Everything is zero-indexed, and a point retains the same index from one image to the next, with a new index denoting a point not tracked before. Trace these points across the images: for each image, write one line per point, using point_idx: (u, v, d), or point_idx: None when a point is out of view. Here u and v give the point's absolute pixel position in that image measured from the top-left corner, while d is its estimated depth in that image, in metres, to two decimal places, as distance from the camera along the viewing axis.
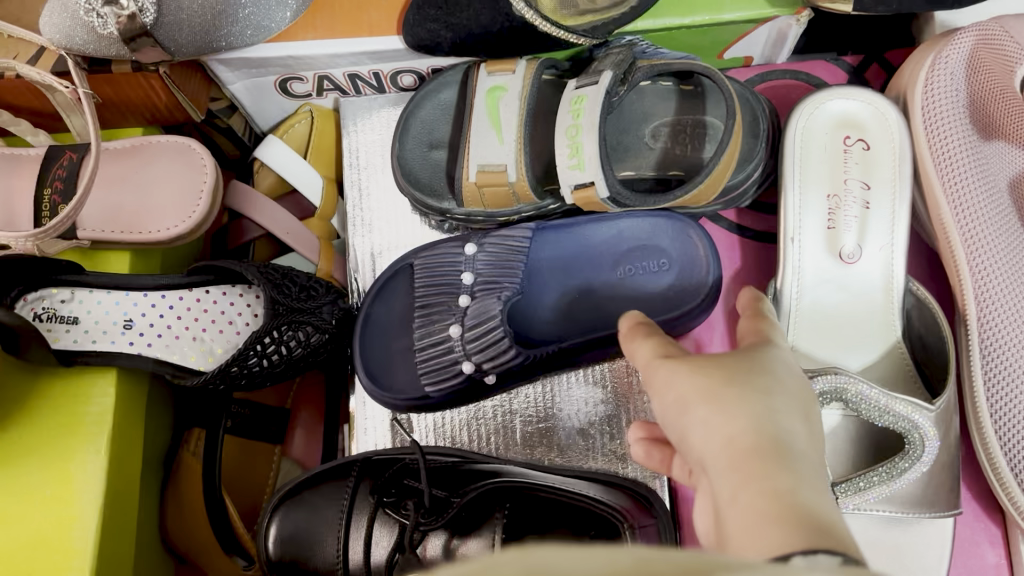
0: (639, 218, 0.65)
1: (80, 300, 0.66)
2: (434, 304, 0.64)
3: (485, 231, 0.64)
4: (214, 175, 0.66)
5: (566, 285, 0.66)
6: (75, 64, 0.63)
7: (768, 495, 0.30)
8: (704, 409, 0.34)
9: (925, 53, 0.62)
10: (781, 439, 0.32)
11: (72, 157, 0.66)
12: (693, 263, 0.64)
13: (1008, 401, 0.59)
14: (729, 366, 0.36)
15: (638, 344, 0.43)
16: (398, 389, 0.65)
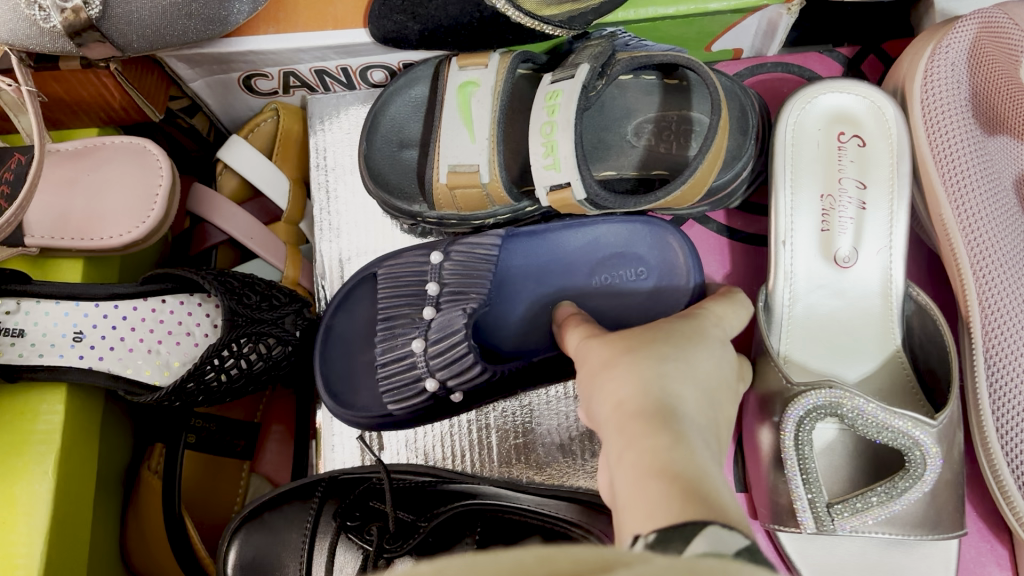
0: (617, 223, 0.61)
1: (26, 310, 0.61)
2: (396, 316, 0.61)
3: (452, 239, 0.61)
4: (170, 177, 0.63)
5: (537, 296, 0.62)
6: (18, 60, 0.59)
7: (649, 443, 0.31)
8: (606, 376, 0.36)
9: (926, 43, 0.58)
10: (667, 397, 0.34)
11: (20, 160, 0.62)
12: (674, 268, 0.60)
13: (1015, 411, 0.54)
14: (636, 337, 0.38)
15: (605, 347, 0.39)
16: (361, 406, 0.62)
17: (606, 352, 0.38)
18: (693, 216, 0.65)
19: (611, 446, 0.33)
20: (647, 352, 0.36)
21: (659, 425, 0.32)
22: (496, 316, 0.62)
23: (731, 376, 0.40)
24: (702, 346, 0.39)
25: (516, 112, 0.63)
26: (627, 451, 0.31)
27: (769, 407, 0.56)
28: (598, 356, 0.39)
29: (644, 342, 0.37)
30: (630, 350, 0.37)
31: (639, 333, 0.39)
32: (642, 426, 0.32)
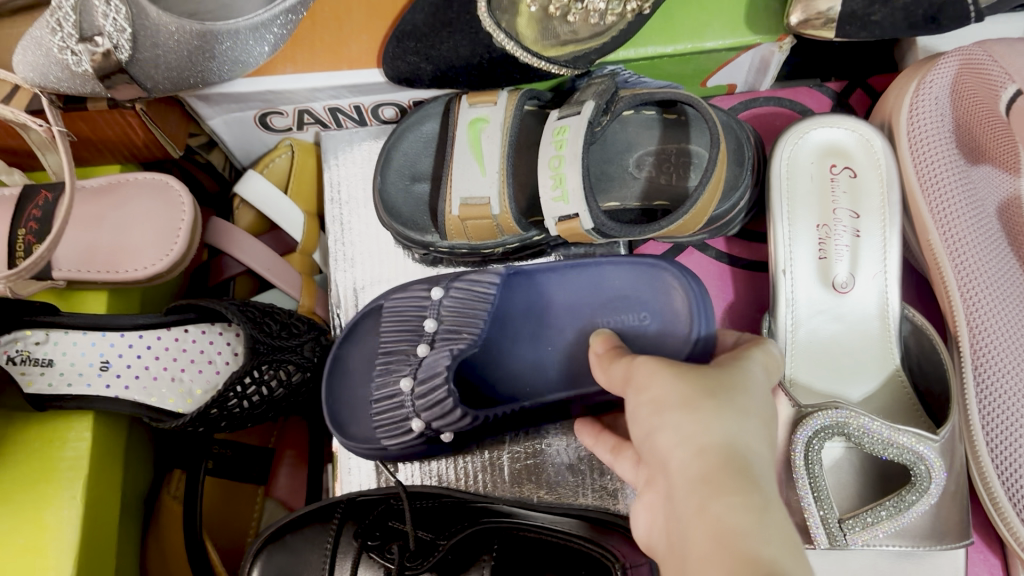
0: (623, 267, 0.62)
1: (55, 341, 0.64)
2: (394, 351, 0.63)
3: (454, 276, 0.63)
4: (191, 213, 0.65)
5: (535, 338, 0.64)
6: (49, 102, 0.62)
7: (738, 505, 0.30)
8: (679, 415, 0.35)
9: (911, 79, 0.61)
10: (746, 456, 0.33)
11: (47, 197, 0.65)
12: (677, 311, 0.59)
13: (1004, 426, 0.57)
14: (707, 378, 0.38)
15: (651, 397, 0.37)
16: (360, 437, 0.63)
17: (658, 399, 0.37)
18: (693, 244, 0.68)
19: (684, 493, 0.32)
20: (735, 403, 0.36)
21: (749, 489, 0.31)
22: (498, 352, 0.64)
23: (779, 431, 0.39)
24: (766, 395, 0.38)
25: (524, 148, 0.66)
26: (710, 508, 0.31)
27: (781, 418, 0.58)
28: (645, 398, 0.38)
29: (709, 388, 0.36)
30: (706, 396, 0.36)
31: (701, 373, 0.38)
32: (730, 486, 0.31)
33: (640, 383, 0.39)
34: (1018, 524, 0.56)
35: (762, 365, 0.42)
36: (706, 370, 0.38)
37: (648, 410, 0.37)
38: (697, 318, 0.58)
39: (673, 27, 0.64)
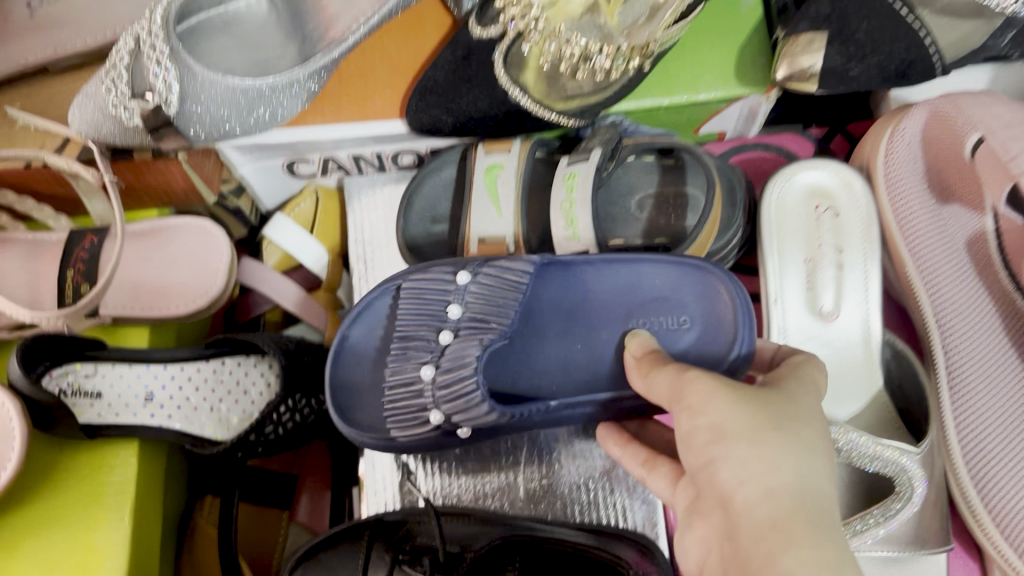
0: (664, 266, 0.61)
1: (103, 374, 0.68)
2: (412, 337, 0.62)
3: (483, 261, 0.62)
4: (230, 256, 0.70)
5: (565, 331, 0.63)
6: (99, 152, 0.67)
7: (809, 554, 0.33)
8: (742, 448, 0.37)
9: (884, 128, 0.69)
10: (810, 497, 0.36)
11: (92, 240, 0.71)
12: (722, 318, 0.59)
13: (976, 436, 0.62)
14: (768, 405, 0.40)
15: (707, 423, 0.39)
16: (366, 426, 0.62)
17: (715, 426, 0.39)
18: None
19: (748, 536, 0.35)
20: (795, 438, 0.38)
21: (819, 539, 0.34)
22: (524, 349, 0.64)
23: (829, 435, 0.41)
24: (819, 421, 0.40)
25: None
26: (782, 555, 0.33)
27: None
28: (699, 424, 0.39)
29: (768, 420, 0.38)
30: (766, 431, 0.38)
31: (757, 399, 0.40)
32: (801, 536, 0.34)
33: (695, 403, 0.40)
34: (992, 526, 0.60)
35: (811, 384, 0.44)
36: (763, 396, 0.40)
37: (707, 439, 0.39)
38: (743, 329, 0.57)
39: (670, 81, 0.71)
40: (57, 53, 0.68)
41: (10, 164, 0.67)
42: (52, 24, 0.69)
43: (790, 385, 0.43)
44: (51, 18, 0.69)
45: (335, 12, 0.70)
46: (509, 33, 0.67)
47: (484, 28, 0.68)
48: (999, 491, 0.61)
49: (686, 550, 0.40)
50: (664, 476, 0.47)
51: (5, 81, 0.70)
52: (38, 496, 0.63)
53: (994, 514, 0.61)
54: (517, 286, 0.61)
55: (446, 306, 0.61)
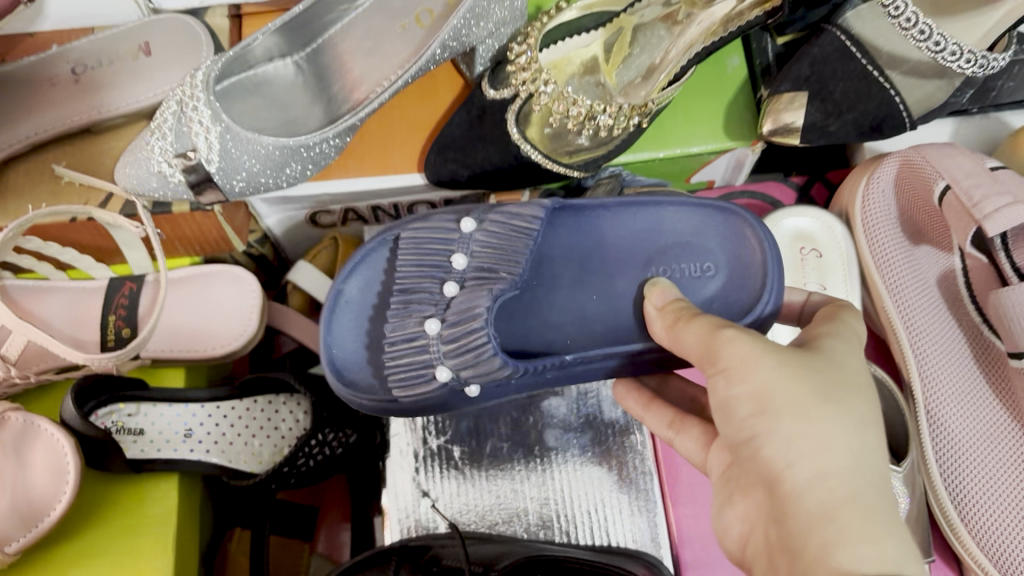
0: (686, 211, 0.65)
1: (145, 413, 0.74)
2: (416, 289, 0.64)
3: (490, 209, 0.65)
4: (261, 306, 0.77)
5: (579, 281, 0.67)
6: (143, 207, 0.72)
7: (871, 541, 0.35)
8: (789, 423, 0.39)
9: (860, 177, 0.76)
10: (863, 479, 0.38)
11: (131, 287, 0.78)
12: (749, 264, 0.63)
13: (949, 444, 0.69)
14: (818, 376, 0.41)
15: (748, 394, 0.41)
16: (365, 389, 0.66)
17: (757, 397, 0.40)
18: None
19: (803, 523, 0.36)
20: (846, 414, 0.40)
21: (879, 526, 0.36)
22: (534, 301, 0.67)
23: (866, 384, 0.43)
24: (865, 392, 0.42)
25: None
26: (850, 546, 0.35)
27: None
28: (739, 395, 0.41)
29: (814, 396, 0.40)
30: (816, 406, 0.39)
31: (802, 368, 0.41)
32: (862, 523, 0.35)
33: (733, 373, 0.41)
34: (969, 539, 0.66)
35: (849, 343, 0.45)
36: (807, 360, 0.42)
37: (749, 412, 0.40)
38: (771, 273, 0.61)
39: (664, 136, 0.77)
40: (102, 114, 0.76)
41: (58, 218, 0.71)
42: (99, 90, 0.77)
43: (829, 345, 0.44)
44: (95, 83, 0.77)
45: (359, 76, 0.79)
46: (520, 95, 0.73)
47: (497, 91, 0.74)
48: (972, 495, 0.67)
49: (726, 525, 0.42)
50: (695, 437, 0.52)
51: (51, 140, 0.76)
52: (86, 531, 0.67)
53: (972, 529, 0.66)
54: (524, 231, 0.64)
55: (450, 256, 0.64)
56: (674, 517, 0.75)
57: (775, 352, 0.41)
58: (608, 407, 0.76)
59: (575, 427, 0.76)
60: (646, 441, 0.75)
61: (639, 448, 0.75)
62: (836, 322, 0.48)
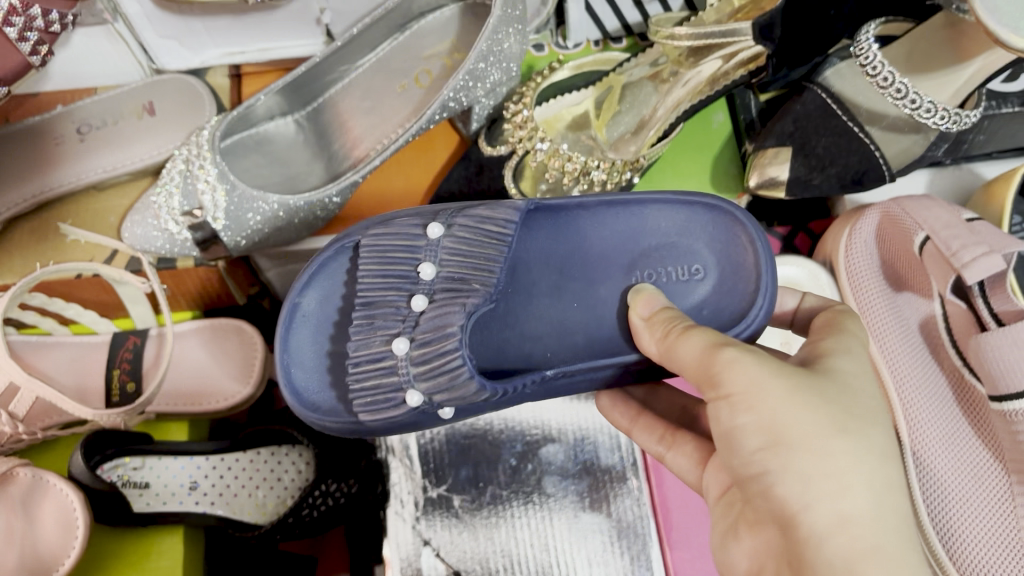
0: (673, 209, 0.60)
1: (150, 466, 0.77)
2: (378, 301, 0.57)
3: (457, 212, 0.58)
4: (263, 353, 0.79)
5: (556, 288, 0.61)
6: (148, 263, 0.74)
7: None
8: (803, 461, 0.41)
9: (843, 227, 0.81)
10: (877, 522, 0.39)
11: (135, 341, 0.80)
12: (742, 265, 0.59)
13: (932, 474, 0.71)
14: (834, 407, 0.43)
15: (756, 422, 0.42)
16: (327, 411, 0.59)
17: (768, 429, 0.42)
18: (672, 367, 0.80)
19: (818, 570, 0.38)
20: (856, 443, 0.42)
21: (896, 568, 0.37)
22: (509, 310, 0.61)
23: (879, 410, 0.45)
24: (873, 422, 0.43)
25: None
26: None
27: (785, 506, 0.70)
28: (747, 423, 0.42)
29: (823, 428, 0.41)
30: (829, 438, 0.41)
31: (815, 395, 0.43)
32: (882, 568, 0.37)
33: (742, 402, 0.43)
34: None
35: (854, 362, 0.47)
36: (821, 391, 0.43)
37: (760, 444, 0.42)
38: (768, 276, 0.57)
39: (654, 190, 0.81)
40: (107, 173, 0.78)
41: (64, 274, 0.73)
42: (103, 148, 0.78)
43: (835, 367, 0.46)
44: (99, 142, 0.79)
45: (359, 134, 0.81)
46: (517, 152, 0.77)
47: (494, 148, 0.78)
48: (952, 522, 0.70)
49: (732, 561, 0.45)
50: (687, 453, 0.55)
51: (56, 199, 0.78)
52: None
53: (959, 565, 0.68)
54: (497, 236, 0.57)
55: (417, 265, 0.57)
56: (671, 558, 0.75)
57: (789, 377, 0.43)
58: (603, 452, 0.78)
59: (573, 473, 0.77)
60: (642, 485, 0.77)
61: (635, 493, 0.76)
62: (838, 335, 0.50)
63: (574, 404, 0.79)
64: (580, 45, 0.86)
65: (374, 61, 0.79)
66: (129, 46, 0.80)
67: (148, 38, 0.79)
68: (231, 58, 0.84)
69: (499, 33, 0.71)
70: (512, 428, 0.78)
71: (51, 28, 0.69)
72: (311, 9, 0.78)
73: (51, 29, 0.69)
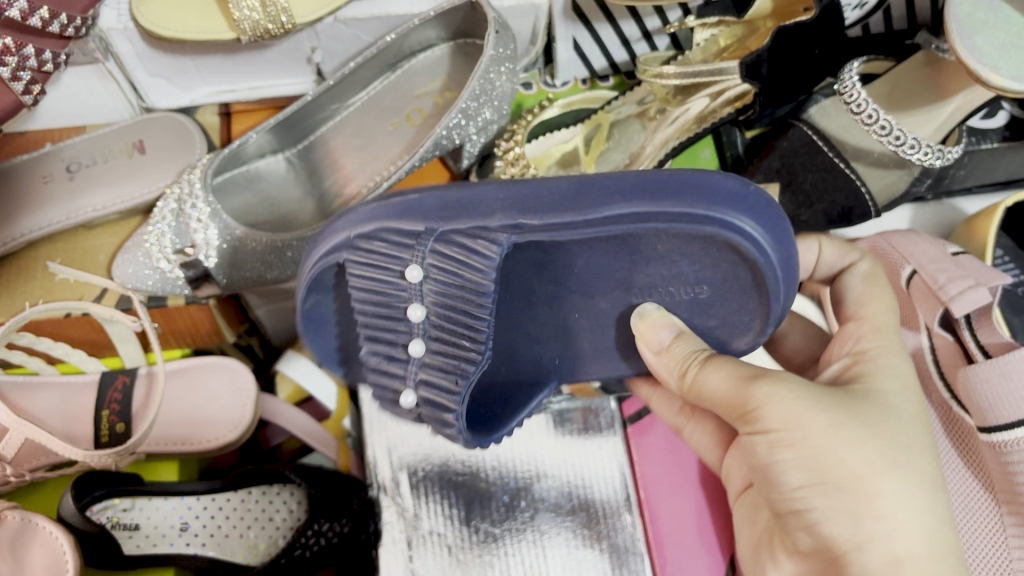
0: (666, 240, 0.51)
1: (140, 507, 0.76)
2: (380, 336, 0.52)
3: (434, 236, 0.49)
4: (255, 393, 0.79)
5: (558, 287, 0.60)
6: (139, 301, 0.73)
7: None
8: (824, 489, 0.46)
9: None
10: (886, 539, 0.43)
11: (125, 381, 0.79)
12: (744, 283, 0.53)
13: None
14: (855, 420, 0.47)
15: (795, 458, 0.46)
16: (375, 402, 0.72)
17: (811, 465, 0.46)
18: None
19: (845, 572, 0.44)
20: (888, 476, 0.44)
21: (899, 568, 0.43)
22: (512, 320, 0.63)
23: (885, 432, 0.47)
24: (875, 447, 0.46)
25: None
26: None
27: None
28: (789, 461, 0.47)
29: (861, 458, 0.45)
30: (878, 472, 0.46)
31: (848, 431, 0.46)
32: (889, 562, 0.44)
33: (783, 440, 0.47)
34: None
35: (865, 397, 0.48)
36: (838, 426, 0.46)
37: (801, 479, 0.46)
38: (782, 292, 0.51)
39: None
40: (97, 211, 0.77)
41: (53, 313, 0.72)
42: (92, 186, 0.78)
43: (848, 407, 0.47)
44: (90, 180, 0.78)
45: (351, 171, 0.82)
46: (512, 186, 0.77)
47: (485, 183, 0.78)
48: None
49: None
50: (708, 431, 0.60)
51: (44, 239, 0.78)
52: None
53: None
54: (478, 278, 0.50)
55: (406, 305, 0.51)
56: None
57: (830, 411, 0.47)
58: (597, 487, 0.78)
59: (566, 509, 0.77)
60: (636, 521, 0.76)
61: (628, 529, 0.76)
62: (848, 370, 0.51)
63: (569, 439, 0.80)
64: (568, 83, 0.87)
65: (366, 99, 0.80)
66: (119, 84, 0.80)
67: (139, 77, 0.79)
68: (221, 96, 0.83)
69: (490, 72, 0.71)
70: (504, 466, 0.78)
71: (44, 68, 0.70)
72: (303, 48, 0.78)
73: (44, 68, 0.70)
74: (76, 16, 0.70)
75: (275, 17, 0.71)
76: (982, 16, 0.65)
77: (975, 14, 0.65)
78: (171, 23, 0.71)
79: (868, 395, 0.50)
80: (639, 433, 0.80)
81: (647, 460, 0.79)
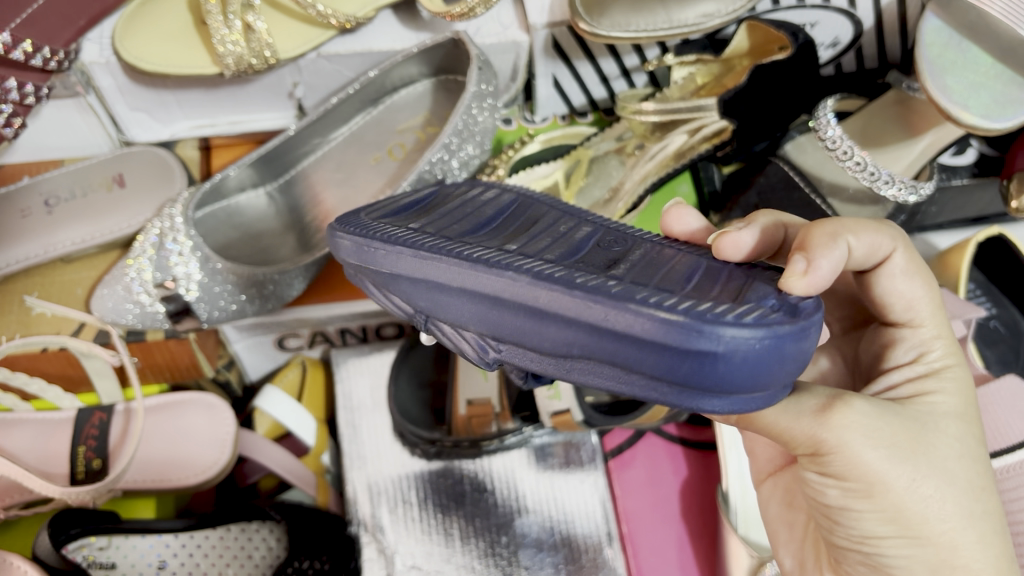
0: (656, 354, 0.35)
1: (117, 545, 0.75)
2: None
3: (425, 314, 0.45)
4: (235, 430, 0.79)
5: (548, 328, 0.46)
6: (117, 335, 0.72)
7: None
8: (898, 540, 0.43)
9: None
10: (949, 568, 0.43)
11: (101, 416, 0.79)
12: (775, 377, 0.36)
13: None
14: (925, 452, 0.43)
15: (875, 512, 0.43)
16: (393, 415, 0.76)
17: (892, 520, 0.42)
18: (650, 429, 0.80)
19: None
20: (945, 519, 0.43)
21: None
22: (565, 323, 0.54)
23: (955, 467, 0.44)
24: (951, 478, 0.43)
25: None
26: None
27: (741, 565, 0.69)
28: (866, 513, 0.43)
29: (923, 499, 0.42)
30: (944, 515, 0.43)
31: (927, 481, 0.42)
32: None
33: (858, 490, 0.42)
34: None
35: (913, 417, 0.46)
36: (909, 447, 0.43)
37: (880, 527, 0.43)
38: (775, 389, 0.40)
39: None
40: (76, 245, 0.77)
41: (30, 347, 0.72)
42: (70, 220, 0.78)
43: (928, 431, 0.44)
44: (67, 213, 0.78)
45: (332, 206, 0.82)
46: None
47: None
48: None
49: None
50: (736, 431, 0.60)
51: (22, 274, 0.77)
52: None
53: None
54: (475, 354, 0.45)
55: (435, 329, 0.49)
56: None
57: (909, 460, 0.42)
58: (579, 521, 0.77)
59: (548, 544, 0.76)
60: (618, 555, 0.75)
61: (611, 564, 0.75)
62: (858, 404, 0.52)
63: (550, 473, 0.79)
64: (548, 119, 0.88)
65: (348, 134, 0.82)
66: (100, 118, 0.79)
67: (119, 110, 0.79)
68: (201, 130, 0.83)
69: (473, 108, 0.72)
70: (486, 502, 0.78)
71: (25, 101, 0.71)
72: (285, 83, 0.79)
73: (26, 101, 0.71)
74: (60, 49, 0.70)
75: (259, 52, 0.72)
76: (951, 57, 0.67)
77: (944, 54, 0.67)
78: (154, 57, 0.71)
79: (924, 416, 0.45)
80: (621, 467, 0.80)
81: (628, 493, 0.78)
